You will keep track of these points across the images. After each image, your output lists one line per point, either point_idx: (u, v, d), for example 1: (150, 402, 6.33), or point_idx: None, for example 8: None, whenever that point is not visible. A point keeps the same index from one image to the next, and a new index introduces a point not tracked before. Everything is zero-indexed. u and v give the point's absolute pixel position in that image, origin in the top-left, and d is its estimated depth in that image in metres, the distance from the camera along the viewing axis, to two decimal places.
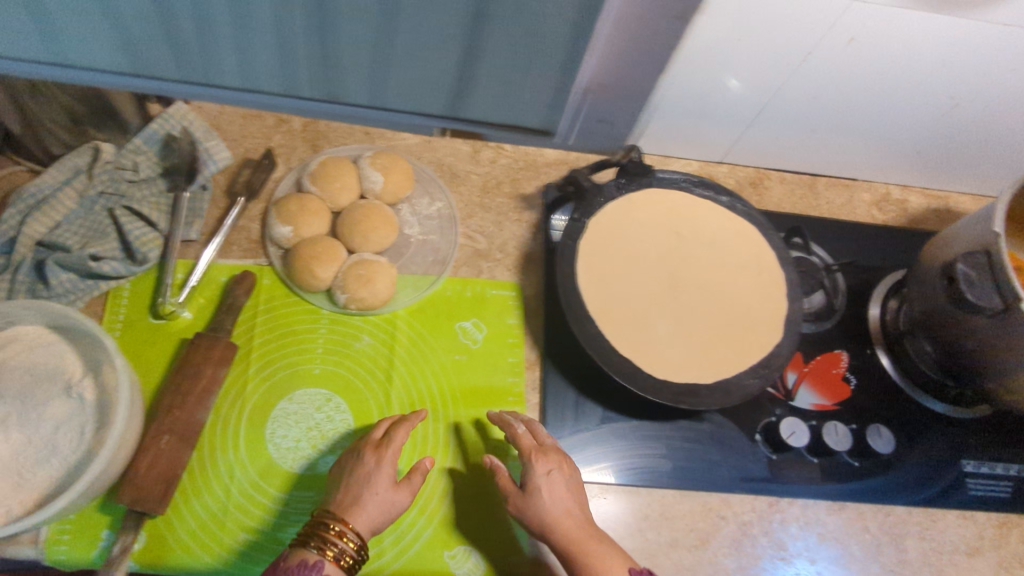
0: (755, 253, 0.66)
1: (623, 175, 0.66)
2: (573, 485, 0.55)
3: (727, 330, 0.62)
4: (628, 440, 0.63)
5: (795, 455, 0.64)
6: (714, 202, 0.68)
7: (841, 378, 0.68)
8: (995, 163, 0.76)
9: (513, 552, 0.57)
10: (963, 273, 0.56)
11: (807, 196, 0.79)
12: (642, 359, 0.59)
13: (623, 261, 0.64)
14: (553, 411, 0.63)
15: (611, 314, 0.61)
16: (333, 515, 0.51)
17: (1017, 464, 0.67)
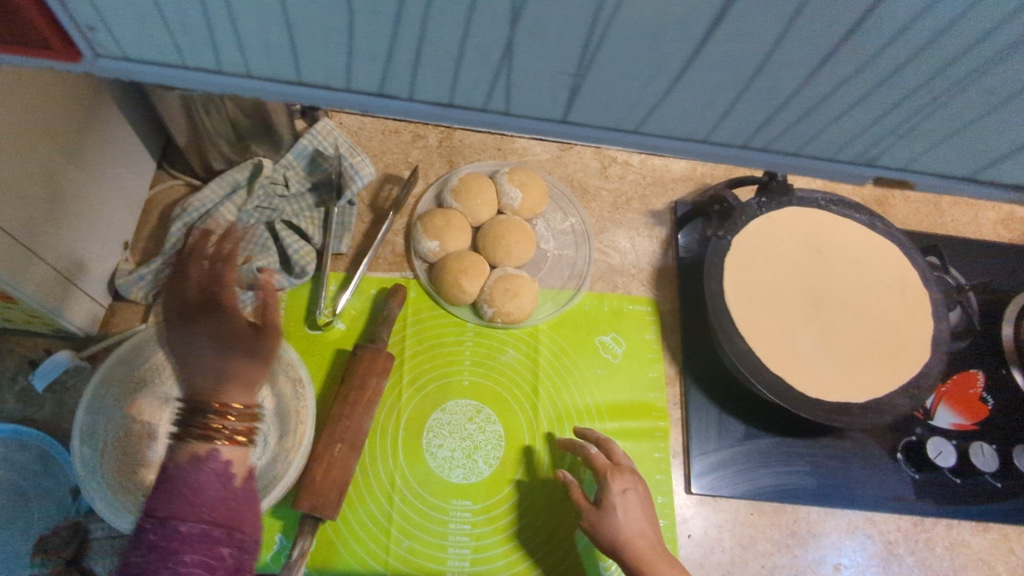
0: (898, 271, 0.66)
1: (764, 192, 0.67)
2: (648, 509, 0.54)
3: (873, 349, 0.62)
4: (770, 456, 0.63)
5: (939, 475, 0.64)
6: (852, 219, 0.68)
7: (979, 398, 0.67)
8: None
9: None
10: None
11: (933, 212, 0.79)
12: (792, 376, 0.60)
13: (766, 278, 0.65)
14: (696, 427, 0.63)
15: (758, 331, 0.62)
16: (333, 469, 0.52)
17: None
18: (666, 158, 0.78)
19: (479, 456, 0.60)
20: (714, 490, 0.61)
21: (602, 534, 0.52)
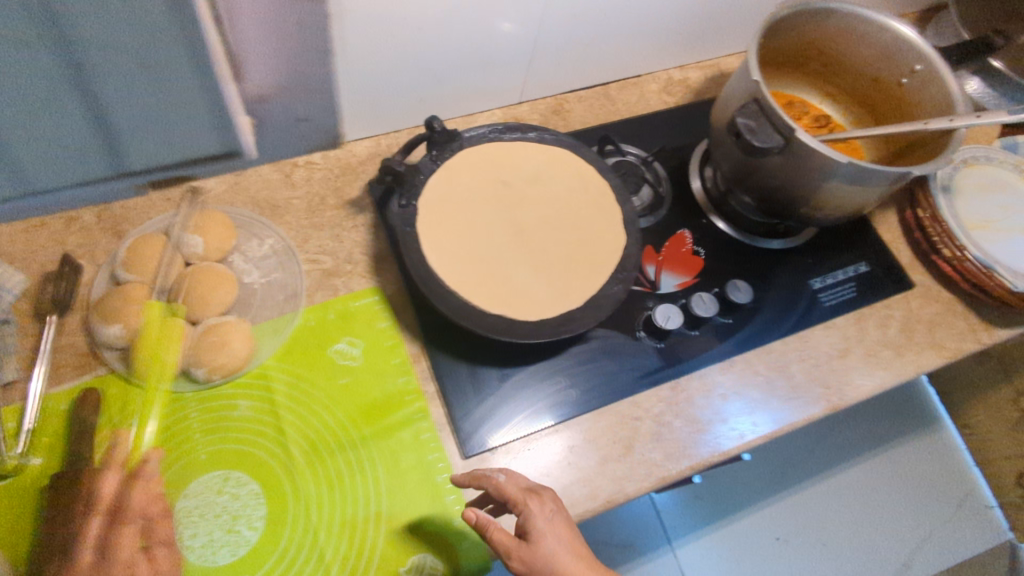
0: (576, 172, 0.68)
1: (433, 149, 0.65)
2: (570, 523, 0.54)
3: (578, 251, 0.64)
4: (528, 386, 0.65)
5: (679, 336, 0.69)
6: (525, 140, 0.69)
7: (693, 253, 0.73)
8: (741, 20, 0.84)
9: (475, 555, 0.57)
10: (746, 124, 0.60)
11: (605, 105, 0.84)
12: (514, 309, 0.61)
13: (464, 226, 0.64)
14: (451, 392, 0.63)
15: (470, 279, 0.61)
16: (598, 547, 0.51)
17: (852, 265, 0.76)
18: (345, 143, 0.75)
19: (241, 525, 0.56)
20: (486, 443, 0.62)
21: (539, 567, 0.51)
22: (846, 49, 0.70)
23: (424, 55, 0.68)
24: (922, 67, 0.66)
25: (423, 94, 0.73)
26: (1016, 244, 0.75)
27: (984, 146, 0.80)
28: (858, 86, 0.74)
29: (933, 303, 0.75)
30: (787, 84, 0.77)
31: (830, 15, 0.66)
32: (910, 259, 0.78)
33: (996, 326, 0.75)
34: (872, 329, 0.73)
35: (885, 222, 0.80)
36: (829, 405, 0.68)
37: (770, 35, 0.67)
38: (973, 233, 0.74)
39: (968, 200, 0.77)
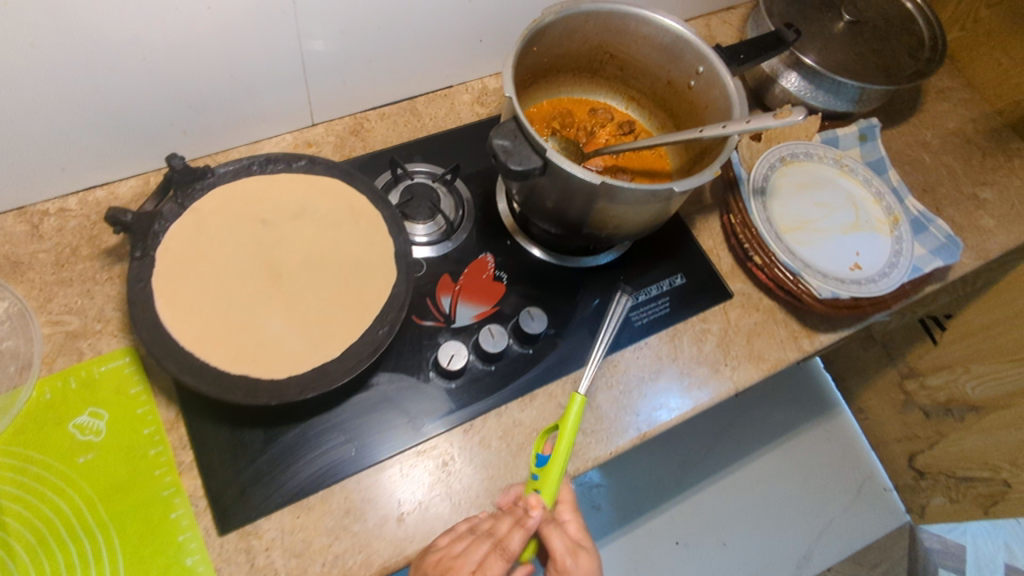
0: (348, 204, 0.62)
1: (176, 191, 0.59)
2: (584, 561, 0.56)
3: (343, 294, 0.59)
4: (300, 446, 0.59)
5: (473, 373, 0.64)
6: (290, 172, 0.62)
7: (494, 279, 0.69)
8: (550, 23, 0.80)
9: None
10: (503, 146, 0.55)
11: (411, 120, 0.77)
12: (262, 366, 0.55)
13: (210, 276, 0.58)
14: (210, 462, 0.57)
15: (213, 335, 0.55)
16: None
17: (665, 278, 0.73)
18: (107, 184, 0.67)
19: None
20: (248, 516, 0.56)
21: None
22: (636, 52, 0.66)
23: (168, 85, 0.61)
24: (704, 69, 0.62)
25: (185, 125, 0.66)
26: (832, 245, 0.72)
27: (804, 142, 0.77)
28: (655, 89, 0.69)
29: (753, 313, 0.72)
30: (590, 89, 0.72)
31: (607, 16, 0.62)
32: (731, 266, 0.75)
33: (818, 332, 0.72)
34: (686, 345, 0.70)
35: (706, 229, 0.76)
36: (636, 435, 0.64)
37: (545, 40, 0.62)
38: (788, 236, 0.71)
39: (785, 200, 0.74)
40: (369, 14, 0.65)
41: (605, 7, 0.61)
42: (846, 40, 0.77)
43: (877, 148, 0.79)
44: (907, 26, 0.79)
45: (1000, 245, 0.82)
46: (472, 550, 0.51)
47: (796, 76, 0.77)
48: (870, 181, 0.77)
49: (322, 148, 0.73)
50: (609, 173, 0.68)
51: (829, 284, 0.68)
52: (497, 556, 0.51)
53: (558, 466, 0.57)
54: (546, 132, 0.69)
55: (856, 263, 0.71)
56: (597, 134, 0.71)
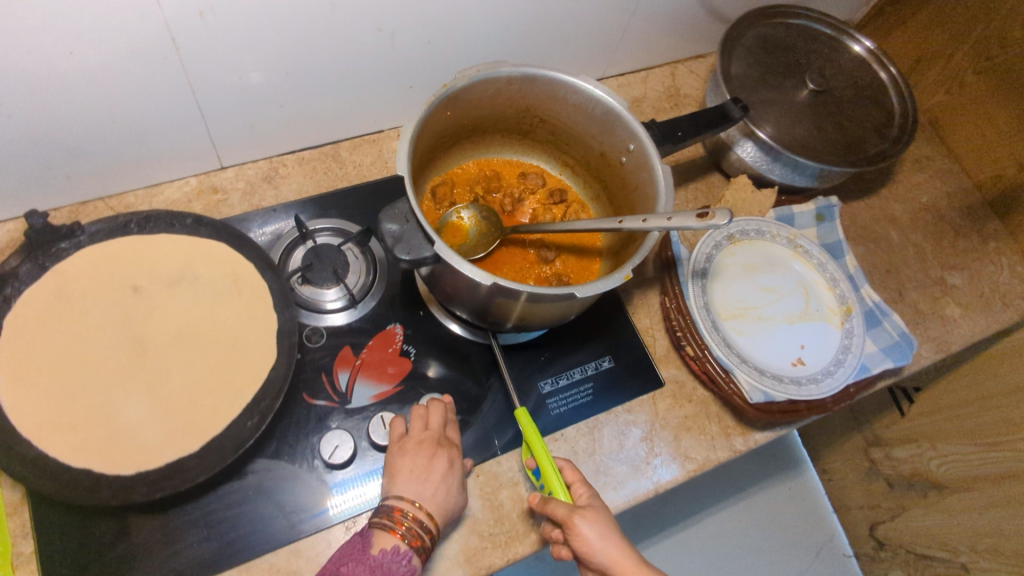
0: (231, 272, 0.57)
1: (35, 251, 0.53)
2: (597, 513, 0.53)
3: (214, 376, 0.53)
4: (157, 542, 0.53)
5: (365, 462, 0.58)
6: (172, 233, 0.57)
7: (400, 353, 0.63)
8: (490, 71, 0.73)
9: None
10: (392, 231, 0.49)
11: (330, 168, 0.71)
12: (106, 459, 0.48)
13: (65, 350, 0.52)
14: (51, 556, 0.51)
15: (56, 422, 0.49)
16: (407, 504, 0.51)
17: (591, 361, 0.67)
18: None
19: None
20: None
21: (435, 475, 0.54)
22: (567, 119, 0.60)
23: (41, 130, 0.54)
24: (635, 147, 0.55)
25: (66, 170, 0.59)
26: (775, 336, 0.66)
27: (756, 219, 0.71)
28: (589, 157, 0.63)
29: (684, 405, 0.66)
30: (522, 151, 0.66)
31: (532, 80, 0.55)
32: (665, 349, 0.69)
33: (753, 430, 0.66)
34: (607, 438, 0.64)
35: (643, 306, 0.71)
36: (538, 541, 0.58)
37: (463, 103, 0.55)
38: (726, 323, 0.66)
39: (728, 284, 0.68)
40: (272, 60, 0.59)
41: (528, 71, 0.54)
42: (807, 113, 0.71)
43: (835, 230, 0.73)
44: (877, 99, 0.74)
45: (962, 337, 0.76)
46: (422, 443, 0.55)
47: (752, 147, 0.71)
48: (824, 265, 0.71)
49: (229, 195, 0.67)
50: (532, 247, 0.62)
51: (764, 384, 0.62)
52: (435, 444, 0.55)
53: (545, 467, 0.55)
54: (467, 199, 0.63)
55: (798, 358, 0.66)
56: (524, 203, 0.64)
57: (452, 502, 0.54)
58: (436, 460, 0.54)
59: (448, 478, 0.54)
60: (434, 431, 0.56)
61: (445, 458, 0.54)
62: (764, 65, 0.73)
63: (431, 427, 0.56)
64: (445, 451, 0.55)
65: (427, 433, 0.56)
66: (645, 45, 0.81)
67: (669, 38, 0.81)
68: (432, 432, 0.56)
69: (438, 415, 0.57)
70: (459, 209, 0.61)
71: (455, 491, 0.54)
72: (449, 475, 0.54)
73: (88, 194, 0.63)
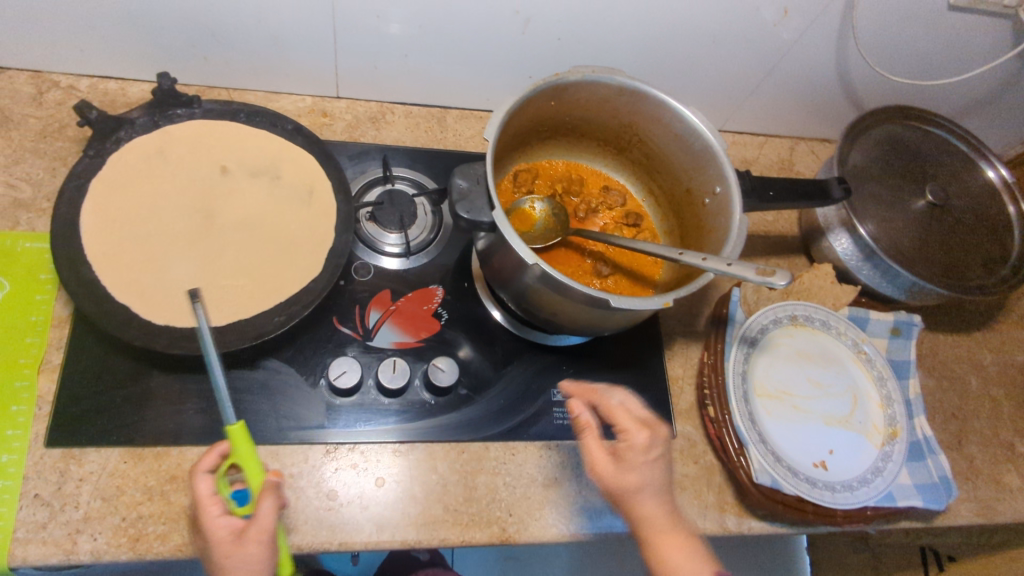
0: (308, 182, 0.60)
1: (156, 108, 0.60)
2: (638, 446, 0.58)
3: (260, 268, 0.56)
4: (160, 396, 0.56)
5: (364, 398, 0.60)
6: (271, 132, 0.62)
7: (432, 314, 0.65)
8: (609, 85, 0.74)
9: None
10: (461, 187, 0.50)
11: (432, 128, 0.74)
12: (143, 304, 0.52)
13: (148, 199, 0.57)
14: (71, 373, 0.55)
15: (116, 257, 0.53)
16: None
17: (611, 388, 0.65)
18: (123, 80, 0.68)
19: None
20: (78, 441, 0.53)
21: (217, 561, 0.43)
22: (665, 147, 0.59)
23: (197, 8, 0.60)
24: (720, 190, 0.55)
25: (207, 52, 0.65)
26: (805, 431, 0.63)
27: (826, 309, 0.68)
28: (675, 191, 0.62)
29: (688, 464, 0.64)
30: (613, 166, 0.67)
31: (642, 97, 0.55)
32: (689, 405, 0.67)
33: (750, 515, 0.63)
34: (599, 466, 0.62)
35: (681, 356, 0.69)
36: (496, 534, 0.57)
37: (569, 98, 0.56)
38: (758, 400, 0.62)
39: (775, 363, 0.65)
40: (414, 14, 0.62)
41: (640, 88, 0.54)
42: (916, 224, 0.67)
43: (908, 348, 0.69)
44: (995, 233, 0.69)
45: (1012, 511, 0.69)
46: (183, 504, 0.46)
47: (847, 240, 0.68)
48: (884, 380, 0.66)
49: (334, 121, 0.71)
50: (590, 257, 0.62)
51: (775, 471, 0.58)
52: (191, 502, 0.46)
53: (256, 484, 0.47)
54: (545, 192, 0.64)
55: (822, 462, 0.62)
56: (598, 214, 0.64)
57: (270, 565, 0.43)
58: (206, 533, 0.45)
59: (224, 559, 0.43)
60: (213, 500, 0.46)
61: (217, 538, 0.44)
62: (886, 162, 0.70)
63: (197, 476, 0.47)
64: (217, 523, 0.45)
65: (200, 506, 0.45)
66: (771, 109, 0.79)
67: (798, 111, 0.79)
68: (210, 502, 0.46)
69: (204, 463, 0.47)
70: (533, 199, 0.62)
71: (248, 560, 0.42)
72: (224, 552, 0.43)
73: (217, 79, 0.69)
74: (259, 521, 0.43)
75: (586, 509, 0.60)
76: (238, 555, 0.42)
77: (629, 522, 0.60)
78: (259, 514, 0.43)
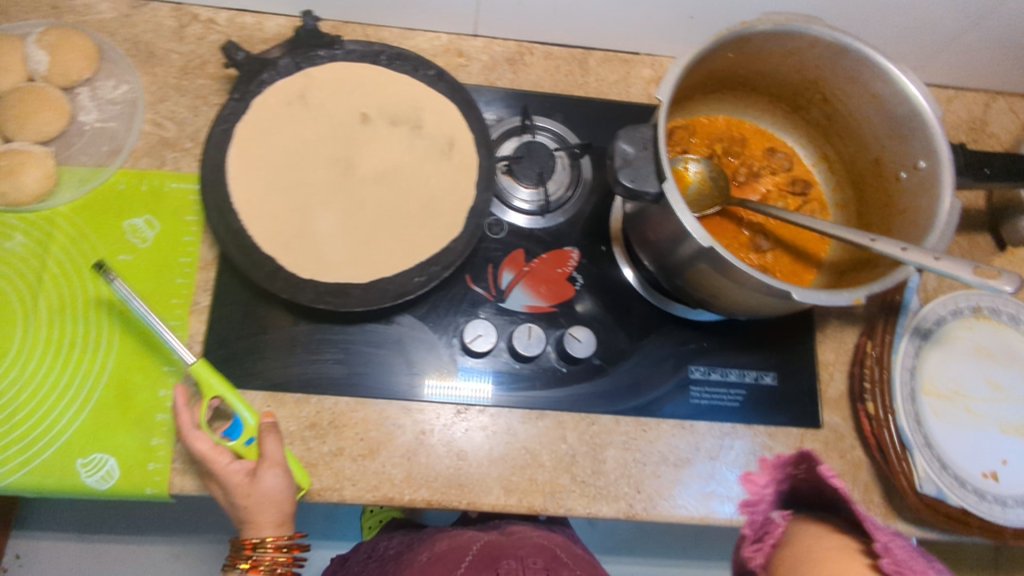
0: (450, 134, 0.57)
1: (298, 48, 0.57)
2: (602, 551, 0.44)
3: (400, 224, 0.54)
4: (299, 347, 0.56)
5: (495, 362, 0.58)
6: (413, 78, 0.58)
7: (567, 278, 0.61)
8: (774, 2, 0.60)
9: (152, 488, 0.52)
10: (626, 152, 0.46)
11: (573, 72, 0.69)
12: (289, 256, 0.52)
13: (291, 146, 0.55)
14: (218, 316, 0.56)
15: (262, 207, 0.53)
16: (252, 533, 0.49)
17: (753, 369, 0.61)
18: (260, 13, 0.66)
19: None
20: None
21: (253, 501, 0.48)
22: (855, 109, 0.51)
23: None
24: (927, 166, 0.47)
25: None
26: (978, 437, 0.56)
27: (1017, 302, 0.59)
28: (858, 159, 0.54)
29: (832, 458, 0.59)
30: (782, 125, 0.59)
31: (841, 51, 0.47)
32: (838, 394, 0.61)
33: (899, 519, 0.58)
34: (734, 452, 0.58)
35: (834, 339, 0.63)
36: (623, 511, 0.55)
37: (751, 49, 0.49)
38: (925, 398, 0.56)
39: (949, 358, 0.58)
40: None
41: (842, 40, 0.46)
42: None
43: None
44: None
45: None
46: (206, 448, 0.49)
47: None
48: None
49: (470, 63, 0.67)
50: (749, 229, 0.56)
51: (940, 479, 0.53)
52: (209, 444, 0.49)
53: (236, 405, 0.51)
54: (702, 152, 0.58)
55: (994, 472, 0.55)
56: (761, 179, 0.58)
57: (291, 495, 0.50)
58: (234, 476, 0.49)
59: (246, 499, 0.48)
60: (216, 453, 0.49)
61: (234, 482, 0.48)
62: None
63: (187, 432, 0.49)
64: (231, 470, 0.49)
65: (209, 461, 0.49)
66: (971, 61, 0.67)
67: (1005, 64, 0.67)
68: (215, 453, 0.49)
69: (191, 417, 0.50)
70: (689, 159, 0.56)
71: (273, 489, 0.49)
72: (243, 492, 0.48)
73: (353, 15, 0.66)
74: (269, 456, 0.49)
75: (718, 494, 0.57)
76: (259, 489, 0.48)
77: None
78: (269, 451, 0.49)
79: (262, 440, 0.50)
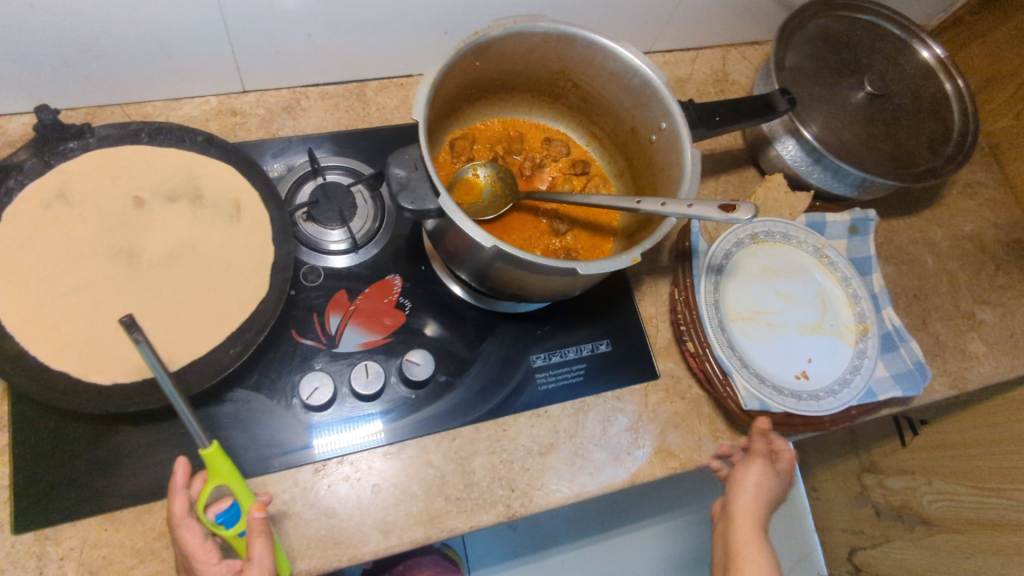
0: (234, 196, 0.56)
1: (44, 146, 0.53)
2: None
3: (202, 300, 0.52)
4: (128, 455, 0.53)
5: (342, 408, 0.57)
6: (181, 148, 0.56)
7: (395, 306, 0.62)
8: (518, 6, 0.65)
9: None
10: (399, 176, 0.47)
11: (354, 106, 0.69)
12: (83, 366, 0.48)
13: (61, 249, 0.52)
14: (23, 451, 0.51)
15: (40, 321, 0.49)
16: None
17: (588, 342, 0.65)
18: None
19: None
20: (49, 521, 0.50)
21: None
22: (602, 88, 0.56)
23: (64, 27, 0.53)
24: (667, 127, 0.52)
25: (88, 69, 0.58)
26: (783, 346, 0.63)
27: (785, 221, 0.68)
28: (619, 132, 0.60)
29: (676, 401, 0.64)
30: (551, 115, 0.63)
31: (570, 40, 0.52)
32: (667, 343, 0.67)
33: (743, 437, 0.64)
34: (590, 423, 0.62)
35: (652, 295, 0.68)
36: (503, 513, 0.57)
37: (493, 55, 0.52)
38: (733, 325, 0.62)
39: (743, 284, 0.65)
40: None
41: (567, 31, 0.51)
42: (860, 115, 0.67)
43: (866, 245, 0.69)
44: (935, 111, 0.69)
45: (980, 376, 0.72)
46: (196, 544, 0.45)
47: (793, 145, 0.66)
48: (848, 280, 0.67)
49: (247, 119, 0.66)
50: (545, 216, 0.60)
51: (762, 393, 0.59)
52: (196, 540, 0.45)
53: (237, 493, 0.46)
54: (485, 156, 0.61)
55: (802, 372, 0.62)
56: (544, 169, 0.62)
57: None
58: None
59: None
60: (203, 553, 0.45)
61: None
62: (822, 58, 0.68)
63: (178, 523, 0.46)
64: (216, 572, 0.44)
65: (195, 559, 0.44)
66: (701, 23, 0.76)
67: (727, 20, 0.76)
68: (203, 553, 0.45)
69: (182, 506, 0.46)
70: (476, 166, 0.59)
71: None
72: None
73: (106, 96, 0.63)
74: (258, 563, 0.44)
75: (587, 467, 0.60)
76: None
77: (632, 471, 0.61)
78: (256, 559, 0.44)
79: (252, 543, 0.45)
